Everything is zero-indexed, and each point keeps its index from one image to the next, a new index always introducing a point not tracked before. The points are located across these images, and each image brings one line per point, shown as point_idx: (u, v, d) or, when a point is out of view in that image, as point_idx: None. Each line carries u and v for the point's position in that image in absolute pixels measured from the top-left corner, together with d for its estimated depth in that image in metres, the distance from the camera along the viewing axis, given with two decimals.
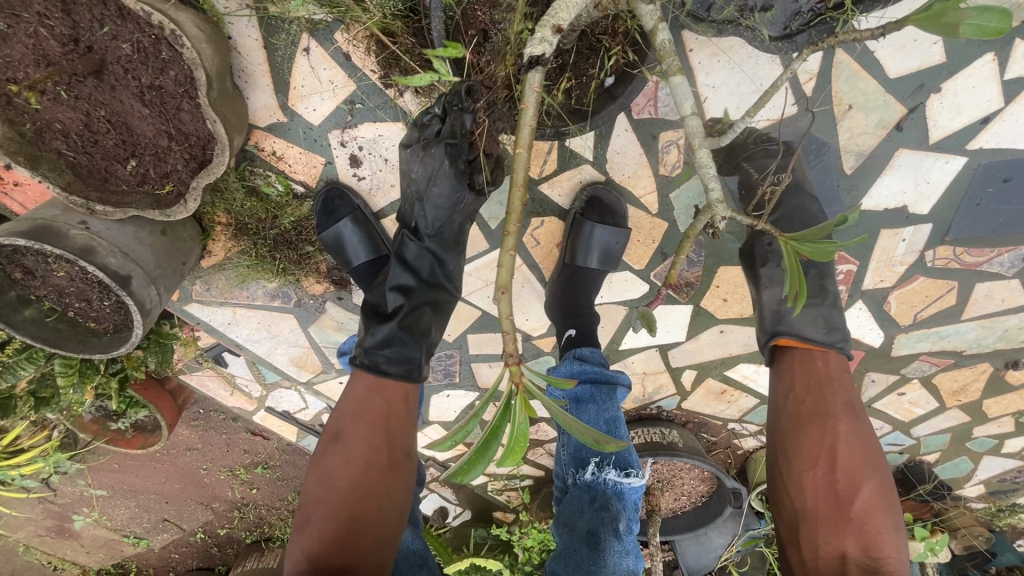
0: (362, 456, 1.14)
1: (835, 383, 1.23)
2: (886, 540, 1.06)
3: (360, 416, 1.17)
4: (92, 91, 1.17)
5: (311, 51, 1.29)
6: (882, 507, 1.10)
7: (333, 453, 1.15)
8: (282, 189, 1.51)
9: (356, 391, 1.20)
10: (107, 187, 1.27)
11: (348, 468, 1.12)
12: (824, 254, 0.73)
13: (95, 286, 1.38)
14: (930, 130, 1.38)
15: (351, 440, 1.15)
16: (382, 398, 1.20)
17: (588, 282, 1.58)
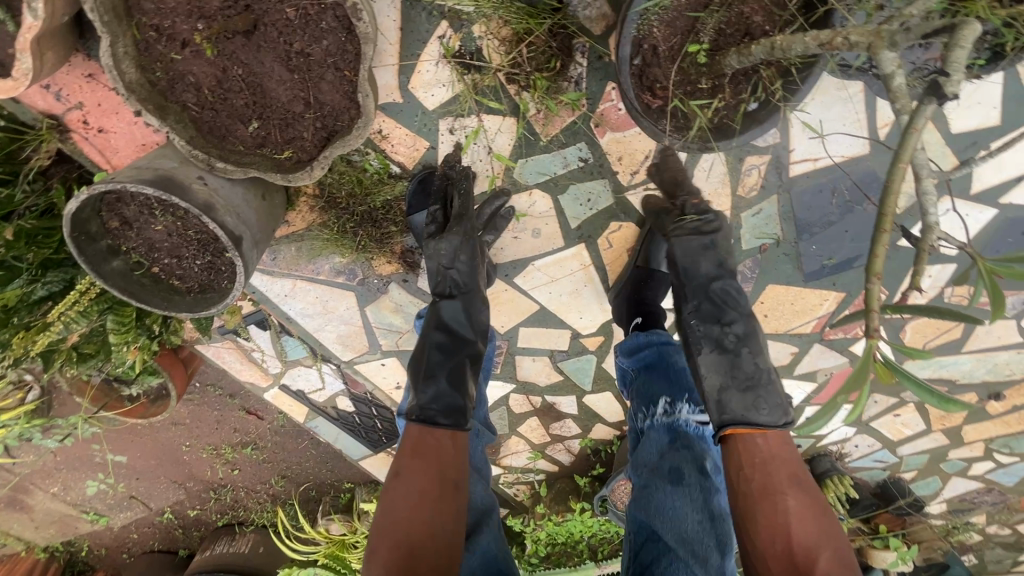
0: (419, 489, 1.16)
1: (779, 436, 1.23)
2: (820, 547, 1.08)
3: (407, 453, 1.21)
4: (236, 49, 1.17)
5: (445, 38, 1.32)
6: (816, 515, 1.11)
7: (391, 493, 1.16)
8: (379, 167, 1.53)
9: (410, 435, 1.25)
10: (225, 146, 1.26)
11: (400, 509, 1.13)
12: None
13: (191, 243, 1.35)
14: (973, 182, 1.58)
15: (404, 483, 1.16)
16: (428, 438, 1.23)
17: (656, 284, 1.67)
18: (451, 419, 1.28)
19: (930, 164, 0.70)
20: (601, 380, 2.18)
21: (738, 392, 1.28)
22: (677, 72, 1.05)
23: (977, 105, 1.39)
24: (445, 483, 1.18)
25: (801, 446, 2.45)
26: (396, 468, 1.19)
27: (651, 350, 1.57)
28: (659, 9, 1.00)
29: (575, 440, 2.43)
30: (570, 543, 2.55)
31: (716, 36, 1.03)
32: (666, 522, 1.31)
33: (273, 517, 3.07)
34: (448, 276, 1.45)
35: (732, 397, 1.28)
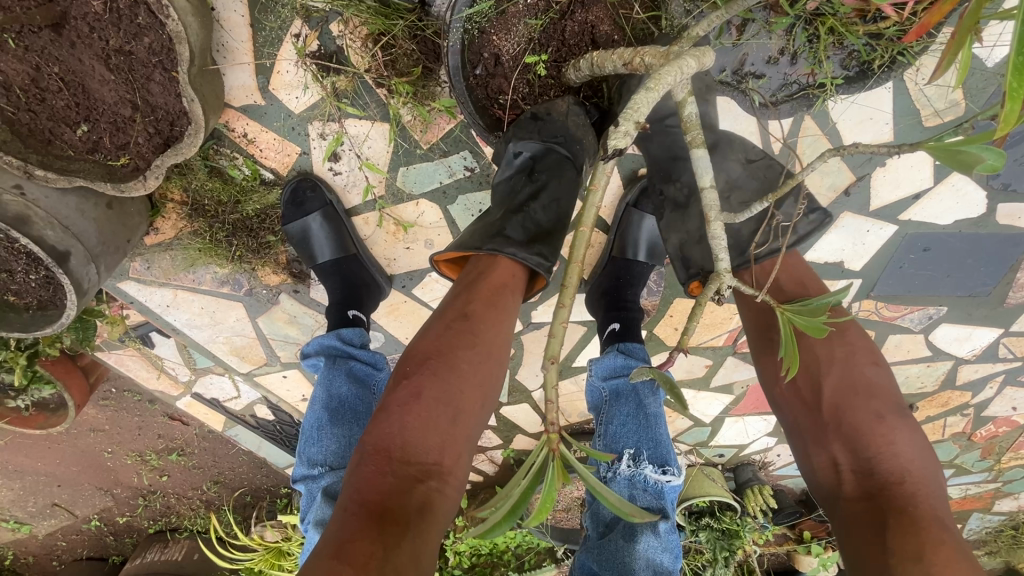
0: (474, 351, 0.86)
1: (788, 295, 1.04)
2: (886, 447, 0.87)
3: (492, 299, 0.90)
4: (46, 45, 1.05)
5: (302, 37, 1.22)
6: (871, 404, 0.91)
7: (448, 337, 0.87)
8: (249, 173, 1.42)
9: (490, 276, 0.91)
10: (50, 150, 1.14)
11: (454, 366, 0.84)
12: (819, 329, 0.70)
13: (21, 257, 1.23)
14: (871, 199, 1.55)
15: (471, 330, 0.87)
16: (506, 294, 0.91)
17: (635, 275, 1.58)
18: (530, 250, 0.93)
19: (716, 204, 0.62)
20: (516, 392, 2.11)
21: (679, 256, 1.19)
22: (522, 84, 1.01)
23: (869, 120, 1.32)
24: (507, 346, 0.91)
25: (724, 455, 2.43)
26: (458, 318, 0.89)
27: (619, 380, 1.40)
28: (489, 16, 0.95)
29: (498, 450, 2.36)
30: (497, 553, 2.52)
31: (559, 47, 0.98)
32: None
33: (205, 524, 2.91)
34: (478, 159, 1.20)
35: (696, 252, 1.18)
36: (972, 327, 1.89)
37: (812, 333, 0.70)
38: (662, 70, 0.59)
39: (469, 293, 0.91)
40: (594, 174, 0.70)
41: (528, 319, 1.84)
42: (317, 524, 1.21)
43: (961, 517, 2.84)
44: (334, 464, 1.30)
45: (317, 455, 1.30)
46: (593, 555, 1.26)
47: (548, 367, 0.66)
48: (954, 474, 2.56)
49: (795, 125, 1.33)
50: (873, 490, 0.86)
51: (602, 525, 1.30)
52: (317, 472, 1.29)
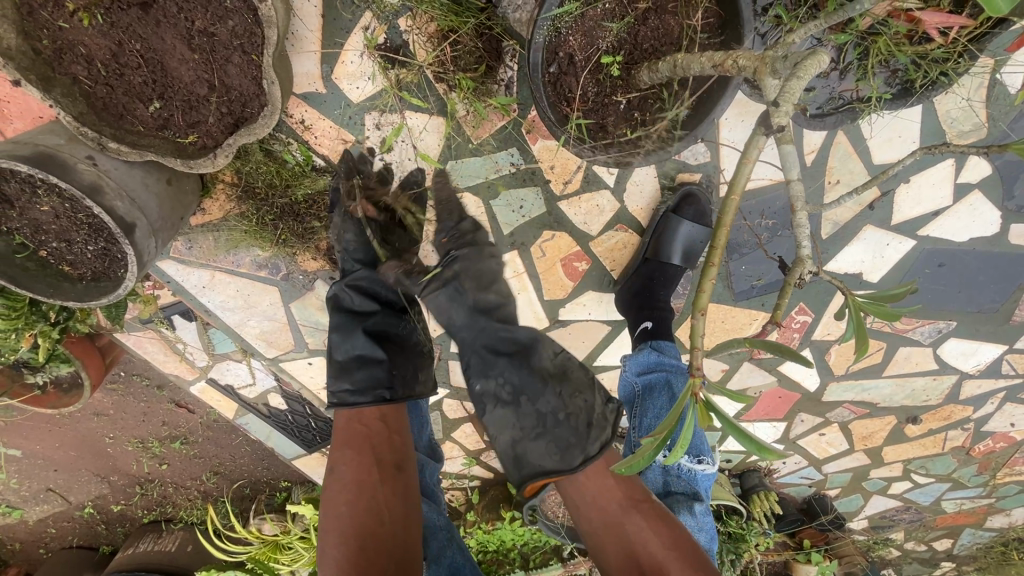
0: (355, 478, 1.10)
1: (612, 485, 1.12)
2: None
3: (359, 434, 1.17)
4: (132, 23, 1.09)
5: (370, 29, 1.27)
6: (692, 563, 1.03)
7: (328, 487, 1.10)
8: (302, 159, 1.46)
9: (340, 425, 1.20)
10: (121, 125, 1.18)
11: (337, 509, 1.07)
12: (889, 315, 0.69)
13: (82, 227, 1.25)
14: (893, 213, 1.63)
15: (340, 477, 1.10)
16: (369, 419, 1.19)
17: (666, 277, 1.64)
18: (373, 393, 1.20)
19: (803, 196, 0.67)
20: None
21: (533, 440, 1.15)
22: (594, 84, 1.07)
23: (897, 138, 1.41)
24: (387, 452, 1.16)
25: (731, 460, 2.49)
26: (330, 472, 1.13)
27: (654, 373, 1.46)
28: (571, 17, 1.01)
29: None
30: (503, 551, 2.53)
31: (630, 51, 1.05)
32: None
33: (202, 515, 2.88)
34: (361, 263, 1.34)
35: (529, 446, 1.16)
36: (978, 342, 1.98)
37: (882, 320, 0.70)
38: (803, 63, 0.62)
39: (337, 440, 1.18)
40: (748, 149, 0.71)
41: (556, 317, 1.88)
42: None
43: (954, 532, 2.92)
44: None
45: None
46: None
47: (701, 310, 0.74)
48: (950, 488, 2.64)
49: (828, 138, 1.41)
50: None
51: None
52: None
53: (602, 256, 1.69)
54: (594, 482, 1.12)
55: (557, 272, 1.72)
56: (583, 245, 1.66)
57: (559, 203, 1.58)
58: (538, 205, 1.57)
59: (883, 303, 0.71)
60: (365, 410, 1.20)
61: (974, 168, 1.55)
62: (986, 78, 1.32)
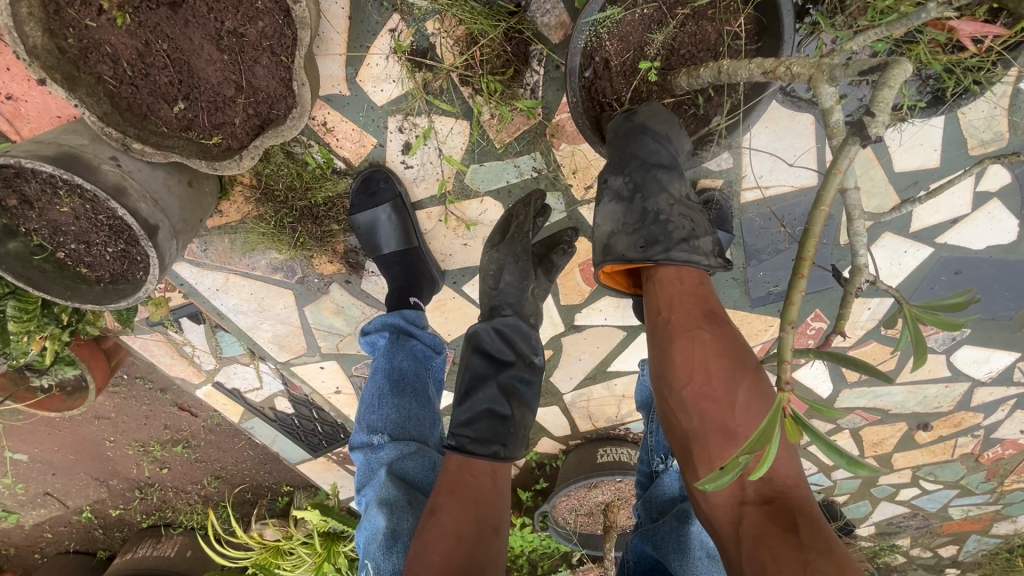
0: (454, 531, 1.04)
1: (695, 300, 0.91)
2: (782, 456, 0.88)
3: (462, 482, 1.11)
4: (160, 22, 1.07)
5: (397, 31, 1.26)
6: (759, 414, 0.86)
7: (425, 529, 1.06)
8: (322, 161, 1.45)
9: (447, 470, 1.15)
10: (145, 126, 1.16)
11: (432, 554, 1.01)
12: (951, 325, 0.68)
13: (102, 228, 1.23)
14: (912, 221, 1.63)
15: (439, 522, 1.05)
16: (472, 468, 1.13)
17: None
18: (489, 447, 1.16)
19: (860, 205, 0.68)
20: (548, 394, 2.14)
21: (630, 235, 0.99)
22: (629, 89, 1.08)
23: (919, 146, 1.41)
24: (487, 507, 1.09)
25: None
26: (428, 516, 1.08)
27: None
28: (610, 22, 1.01)
29: None
30: (511, 557, 2.51)
31: (668, 56, 1.05)
32: (674, 559, 1.18)
33: (203, 520, 2.84)
34: (492, 296, 1.32)
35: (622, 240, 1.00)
36: (990, 350, 1.99)
37: (944, 330, 0.68)
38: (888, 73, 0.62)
39: (439, 487, 1.13)
40: (837, 157, 0.61)
41: (571, 322, 1.87)
42: (379, 493, 1.19)
43: (959, 538, 2.93)
44: (395, 435, 1.30)
45: (378, 422, 1.31)
46: (648, 539, 1.27)
47: (788, 331, 0.63)
48: (958, 495, 2.65)
49: None
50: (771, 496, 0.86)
51: (656, 511, 1.33)
52: (378, 441, 1.29)
53: None
54: (671, 290, 0.93)
55: (575, 276, 1.76)
56: None
57: (579, 207, 1.57)
58: (558, 210, 1.57)
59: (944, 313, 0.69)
60: (476, 462, 1.15)
61: (993, 177, 1.56)
62: (1011, 87, 1.32)
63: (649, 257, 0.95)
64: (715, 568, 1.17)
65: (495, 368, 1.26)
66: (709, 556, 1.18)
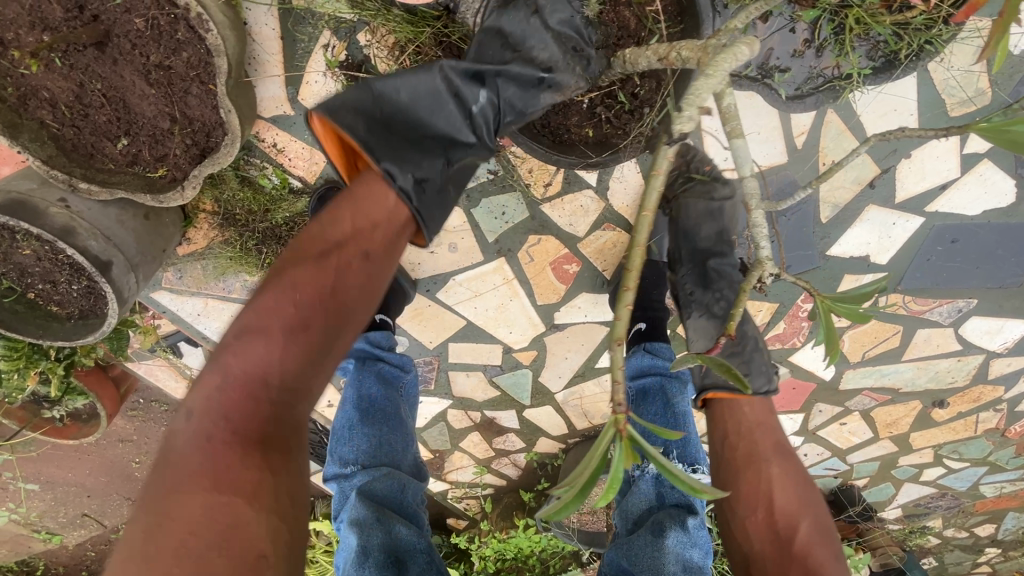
0: (312, 298, 0.82)
1: (763, 425, 1.20)
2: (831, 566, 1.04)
3: (340, 283, 0.85)
4: (90, 62, 1.09)
5: (330, 47, 1.25)
6: (821, 546, 1.06)
7: (249, 357, 0.78)
8: (278, 182, 1.46)
9: (374, 193, 0.90)
10: (92, 164, 1.18)
11: (254, 407, 0.77)
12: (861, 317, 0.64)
13: (64, 267, 1.27)
14: (897, 190, 1.53)
15: (269, 355, 0.79)
16: (382, 224, 0.90)
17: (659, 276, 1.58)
18: (413, 188, 0.91)
19: (757, 192, 0.62)
20: (539, 394, 2.11)
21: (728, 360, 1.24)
22: None
23: (893, 112, 1.32)
24: (372, 284, 0.89)
25: None
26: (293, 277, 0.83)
27: (648, 379, 1.41)
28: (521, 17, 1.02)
29: (520, 453, 2.33)
30: (522, 557, 2.48)
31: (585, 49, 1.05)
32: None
33: None
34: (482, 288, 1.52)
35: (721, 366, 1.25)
36: (1002, 319, 1.86)
37: (854, 321, 0.64)
38: (715, 58, 0.60)
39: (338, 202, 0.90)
40: None
41: (551, 321, 1.84)
42: (350, 522, 1.15)
43: (995, 516, 2.78)
44: (366, 463, 1.27)
45: (349, 454, 1.29)
46: (623, 552, 1.24)
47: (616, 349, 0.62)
48: (987, 472, 2.51)
49: (818, 118, 1.35)
50: None
51: (633, 521, 1.29)
52: (349, 471, 1.26)
53: (591, 257, 1.67)
54: (738, 409, 1.21)
55: (547, 274, 1.71)
56: (571, 247, 1.64)
57: (541, 206, 1.55)
58: (519, 211, 1.56)
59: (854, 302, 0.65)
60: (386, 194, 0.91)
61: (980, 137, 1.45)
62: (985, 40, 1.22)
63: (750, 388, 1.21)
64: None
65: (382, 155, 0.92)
66: (686, 570, 1.14)
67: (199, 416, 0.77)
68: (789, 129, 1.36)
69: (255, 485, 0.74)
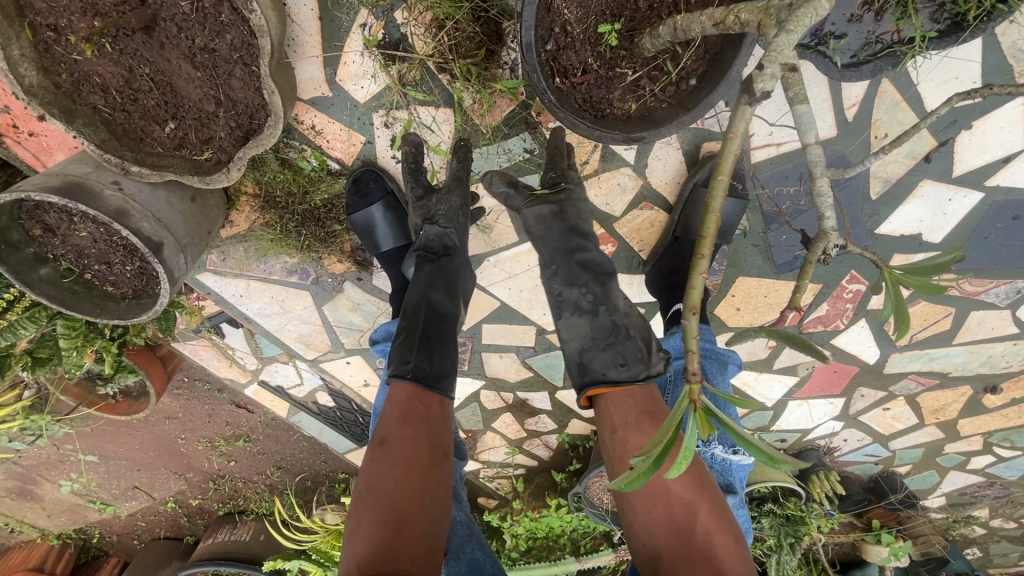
0: (391, 470, 1.00)
1: (645, 412, 1.06)
2: (732, 556, 0.98)
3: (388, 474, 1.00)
4: (138, 47, 1.11)
5: (369, 26, 1.26)
6: (716, 525, 1.00)
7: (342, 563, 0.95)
8: (317, 164, 1.48)
9: (397, 396, 1.08)
10: (142, 148, 1.21)
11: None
12: (933, 289, 0.66)
13: (119, 249, 1.32)
14: (955, 164, 1.46)
15: (351, 559, 0.94)
16: (410, 400, 1.07)
17: None
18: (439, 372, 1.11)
19: (822, 160, 0.61)
20: (572, 376, 2.08)
21: (602, 349, 1.13)
22: (594, 57, 1.13)
23: (952, 80, 1.24)
24: (416, 469, 1.00)
25: (786, 441, 2.36)
26: (369, 485, 1.00)
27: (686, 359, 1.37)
28: None
29: (552, 434, 2.33)
30: (553, 536, 2.52)
31: (630, 18, 1.10)
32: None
33: (271, 506, 2.80)
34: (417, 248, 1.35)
35: (594, 355, 1.14)
36: None
37: (924, 292, 0.66)
38: (796, 14, 0.60)
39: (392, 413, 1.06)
40: (732, 122, 0.64)
41: None
42: None
43: None
44: None
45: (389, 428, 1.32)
46: None
47: (688, 319, 0.63)
48: None
49: (872, 88, 1.28)
50: None
51: None
52: None
53: (628, 237, 1.64)
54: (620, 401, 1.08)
55: None
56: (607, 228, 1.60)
57: None
58: None
59: (925, 274, 0.67)
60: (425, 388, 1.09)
61: None
62: None
63: (630, 375, 1.08)
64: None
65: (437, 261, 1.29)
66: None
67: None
68: (839, 101, 1.30)
69: None
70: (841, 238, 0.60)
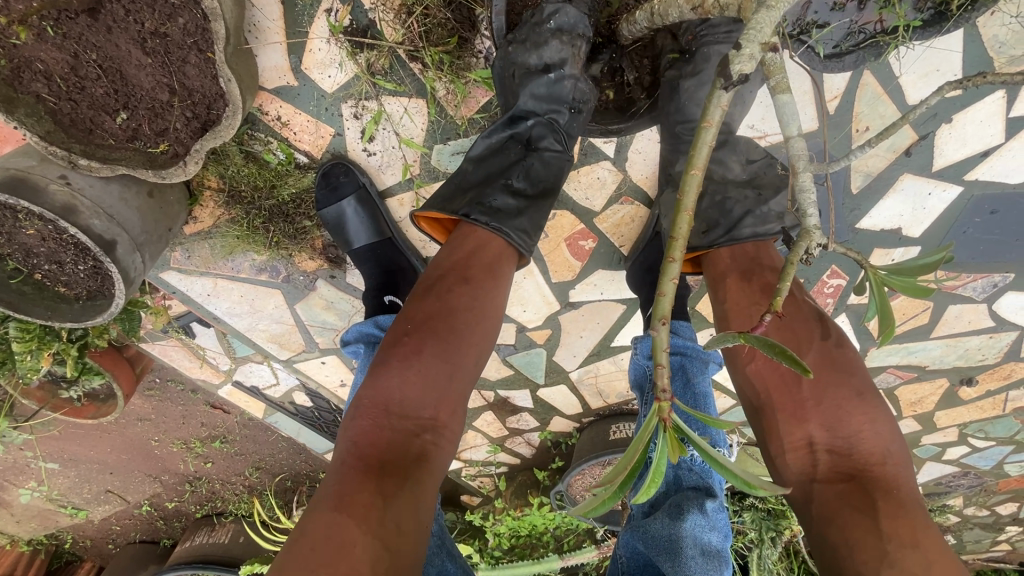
0: (465, 310, 0.95)
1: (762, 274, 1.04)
2: (866, 429, 0.85)
3: (459, 314, 0.95)
4: (84, 31, 1.03)
5: (334, 11, 1.20)
6: (839, 385, 0.88)
7: (379, 385, 0.89)
8: (283, 157, 1.41)
9: (482, 241, 1.02)
10: (91, 140, 1.13)
11: (378, 432, 0.86)
12: (919, 291, 0.63)
13: (70, 248, 1.25)
14: (935, 158, 1.45)
15: (396, 387, 0.88)
16: (495, 257, 1.02)
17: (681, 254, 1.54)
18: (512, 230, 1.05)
19: (805, 154, 0.59)
20: (553, 373, 2.04)
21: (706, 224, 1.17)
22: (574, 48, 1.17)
23: (933, 72, 1.22)
24: (484, 323, 0.97)
25: None
26: (439, 310, 0.94)
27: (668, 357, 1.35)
28: None
29: (534, 432, 2.30)
30: (536, 534, 2.50)
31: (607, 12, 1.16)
32: (666, 561, 1.13)
33: (250, 508, 2.72)
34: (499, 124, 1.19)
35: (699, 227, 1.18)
36: None
37: (911, 294, 0.64)
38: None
39: (468, 259, 1.00)
40: (707, 110, 0.58)
41: (566, 300, 1.79)
42: None
43: (1019, 495, 2.69)
44: None
45: None
46: (638, 534, 1.23)
47: (658, 329, 0.52)
48: (1013, 451, 2.44)
49: (853, 81, 1.26)
50: (856, 468, 0.83)
51: (648, 504, 1.27)
52: None
53: (608, 232, 1.63)
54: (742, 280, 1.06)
55: (562, 252, 1.67)
56: (587, 223, 1.61)
57: None
58: None
59: (910, 275, 0.64)
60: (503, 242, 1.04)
61: None
62: None
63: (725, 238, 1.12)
64: (710, 567, 1.11)
65: (530, 199, 1.10)
66: (703, 554, 1.12)
67: (380, 401, 0.88)
68: (821, 94, 1.27)
69: (372, 505, 0.79)
70: (821, 236, 0.56)
